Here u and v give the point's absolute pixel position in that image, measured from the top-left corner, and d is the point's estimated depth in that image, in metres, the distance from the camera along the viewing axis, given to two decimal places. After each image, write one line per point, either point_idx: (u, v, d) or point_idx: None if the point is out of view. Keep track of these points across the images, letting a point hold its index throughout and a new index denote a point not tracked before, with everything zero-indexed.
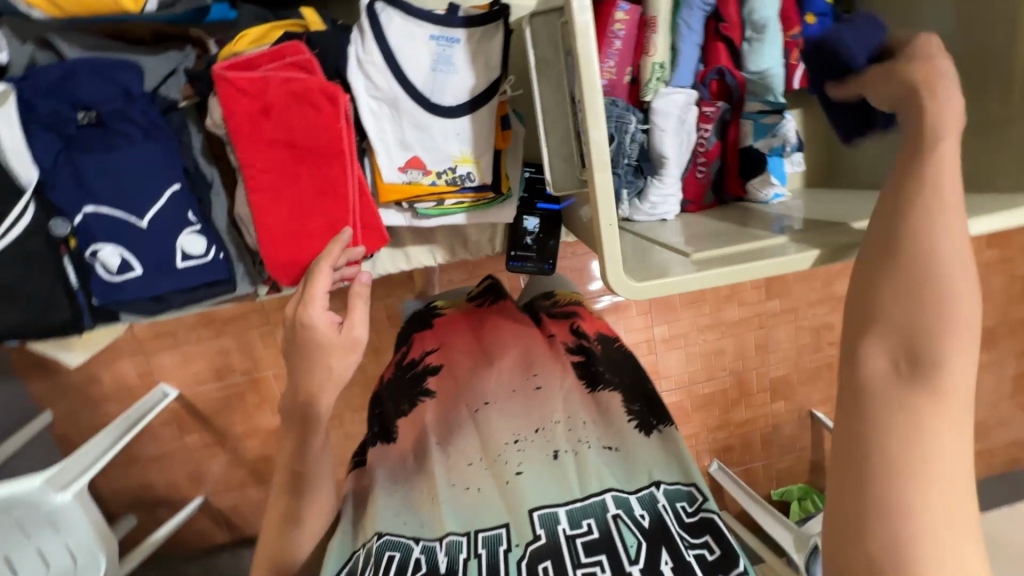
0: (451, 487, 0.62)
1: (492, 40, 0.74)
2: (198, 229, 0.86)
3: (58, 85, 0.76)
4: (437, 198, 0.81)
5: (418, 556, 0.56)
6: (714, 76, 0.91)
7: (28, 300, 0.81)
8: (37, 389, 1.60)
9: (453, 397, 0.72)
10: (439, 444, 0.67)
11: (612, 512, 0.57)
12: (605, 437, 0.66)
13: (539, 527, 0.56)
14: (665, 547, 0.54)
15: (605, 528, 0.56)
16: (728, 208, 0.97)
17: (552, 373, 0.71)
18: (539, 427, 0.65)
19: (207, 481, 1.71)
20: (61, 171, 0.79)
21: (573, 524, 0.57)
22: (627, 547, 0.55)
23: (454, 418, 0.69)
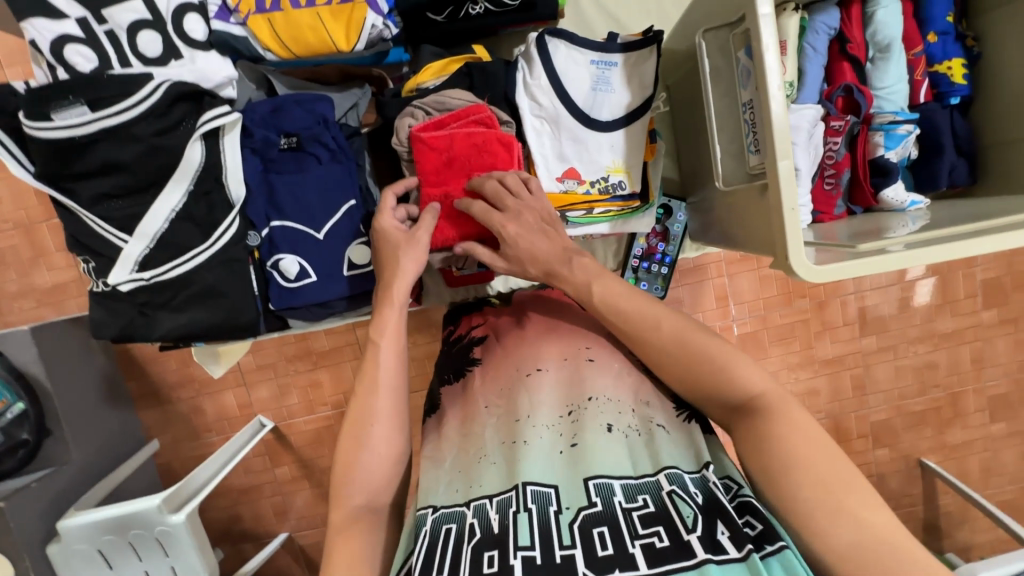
0: (500, 445, 0.68)
1: (647, 62, 0.82)
2: (365, 241, 0.94)
3: (270, 116, 0.88)
4: (588, 207, 0.87)
5: (472, 521, 0.60)
6: (840, 92, 0.96)
7: (226, 299, 0.91)
8: (148, 417, 1.72)
9: (501, 360, 0.79)
10: (489, 409, 0.74)
11: (666, 489, 0.58)
12: (651, 412, 0.68)
13: (596, 495, 0.58)
14: (721, 521, 0.55)
15: (661, 503, 0.57)
16: (859, 218, 0.98)
17: (605, 351, 0.76)
18: (592, 397, 0.69)
19: (291, 516, 1.82)
20: (260, 189, 0.91)
21: (629, 498, 0.58)
22: (683, 517, 0.55)
23: (506, 378, 0.75)
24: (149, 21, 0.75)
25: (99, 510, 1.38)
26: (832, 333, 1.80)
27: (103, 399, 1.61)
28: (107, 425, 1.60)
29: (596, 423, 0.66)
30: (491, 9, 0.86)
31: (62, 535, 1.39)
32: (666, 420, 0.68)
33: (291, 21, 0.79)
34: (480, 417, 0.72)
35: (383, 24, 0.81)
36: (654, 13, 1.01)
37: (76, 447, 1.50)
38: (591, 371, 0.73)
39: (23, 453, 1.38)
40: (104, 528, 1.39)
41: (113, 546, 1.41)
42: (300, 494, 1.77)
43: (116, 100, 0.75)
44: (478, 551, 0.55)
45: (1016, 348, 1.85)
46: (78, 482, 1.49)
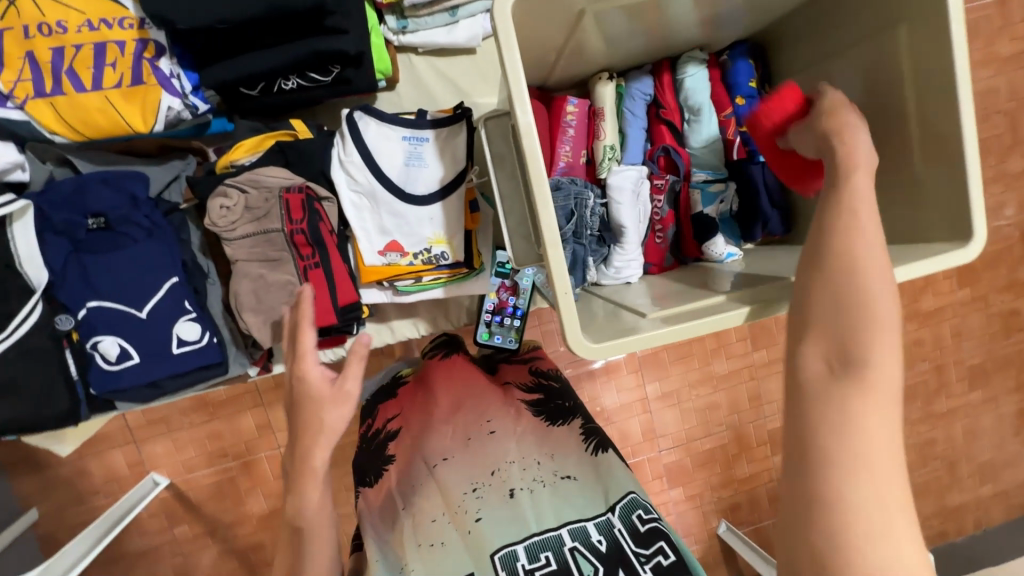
0: (416, 546, 0.67)
1: (457, 137, 0.84)
2: (193, 317, 0.91)
3: (73, 197, 0.84)
4: (415, 276, 0.89)
5: None
6: (661, 152, 1.04)
7: (31, 391, 0.86)
8: (23, 485, 1.59)
9: (412, 454, 0.77)
10: (405, 508, 0.72)
11: (569, 544, 0.65)
12: (555, 465, 0.72)
13: (502, 569, 0.63)
14: (621, 568, 0.63)
15: (563, 560, 0.64)
16: (687, 269, 1.05)
17: (505, 419, 0.77)
18: (494, 469, 0.71)
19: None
20: (69, 271, 0.86)
21: (532, 559, 0.64)
22: (582, 570, 0.63)
23: (413, 474, 0.75)
24: None
25: None
26: (727, 349, 1.88)
27: None
28: None
29: (501, 493, 0.69)
30: (304, 83, 0.86)
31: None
32: (576, 469, 0.72)
33: (75, 104, 0.76)
34: (406, 521, 0.70)
35: (182, 105, 0.80)
36: (489, 74, 1.07)
37: None
38: (494, 445, 0.74)
39: None
40: None
41: None
42: (203, 553, 1.66)
43: None
44: None
45: None
46: None
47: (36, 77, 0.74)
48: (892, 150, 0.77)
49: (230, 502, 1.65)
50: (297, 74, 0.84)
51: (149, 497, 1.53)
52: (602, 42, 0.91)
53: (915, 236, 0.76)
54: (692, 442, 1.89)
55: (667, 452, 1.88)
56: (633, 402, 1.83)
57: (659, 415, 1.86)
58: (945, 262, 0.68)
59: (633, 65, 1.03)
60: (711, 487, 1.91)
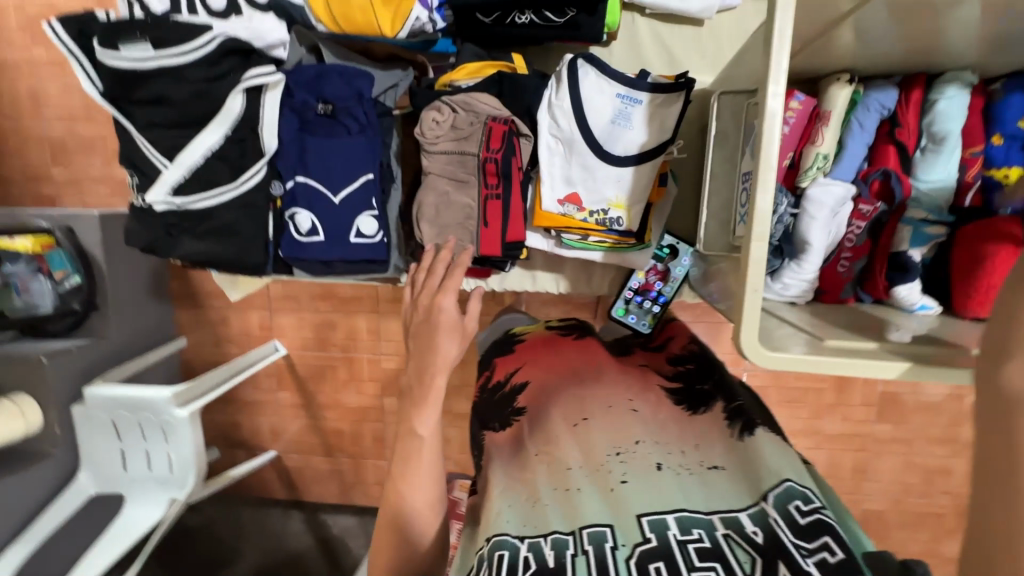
0: (552, 490, 0.62)
1: (672, 106, 0.82)
2: (374, 214, 1.00)
3: (312, 81, 0.94)
4: (583, 233, 0.90)
5: (527, 554, 0.55)
6: (878, 175, 0.92)
7: (238, 237, 1.00)
8: (180, 315, 1.86)
9: (544, 409, 0.75)
10: (537, 455, 0.68)
11: (722, 530, 0.56)
12: (702, 457, 0.65)
13: (650, 531, 0.56)
14: (783, 563, 0.51)
15: (716, 543, 0.54)
16: (865, 308, 0.94)
17: (647, 403, 0.73)
18: (637, 440, 0.66)
19: (283, 437, 1.93)
20: (292, 146, 0.97)
21: (683, 531, 0.56)
22: (740, 562, 0.52)
23: (550, 428, 0.70)
24: None
25: (119, 388, 1.51)
26: (846, 410, 1.69)
27: (147, 289, 1.75)
28: (143, 316, 1.75)
29: (645, 462, 0.64)
30: (536, 21, 0.88)
31: (86, 399, 1.53)
32: (724, 461, 0.64)
33: (346, 2, 0.85)
34: (533, 464, 0.67)
35: (427, 19, 0.87)
36: (707, 50, 1.01)
37: (114, 324, 1.64)
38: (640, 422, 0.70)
39: (72, 318, 1.55)
40: (122, 403, 1.51)
41: (125, 421, 1.53)
42: (294, 420, 1.87)
43: (174, 43, 0.83)
44: None
45: None
46: (107, 356, 1.63)
47: None
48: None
49: (328, 386, 1.84)
50: (532, 10, 0.86)
51: (266, 361, 1.75)
52: (855, 41, 0.84)
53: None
54: None
55: None
56: None
57: None
58: None
59: (878, 72, 0.92)
60: None
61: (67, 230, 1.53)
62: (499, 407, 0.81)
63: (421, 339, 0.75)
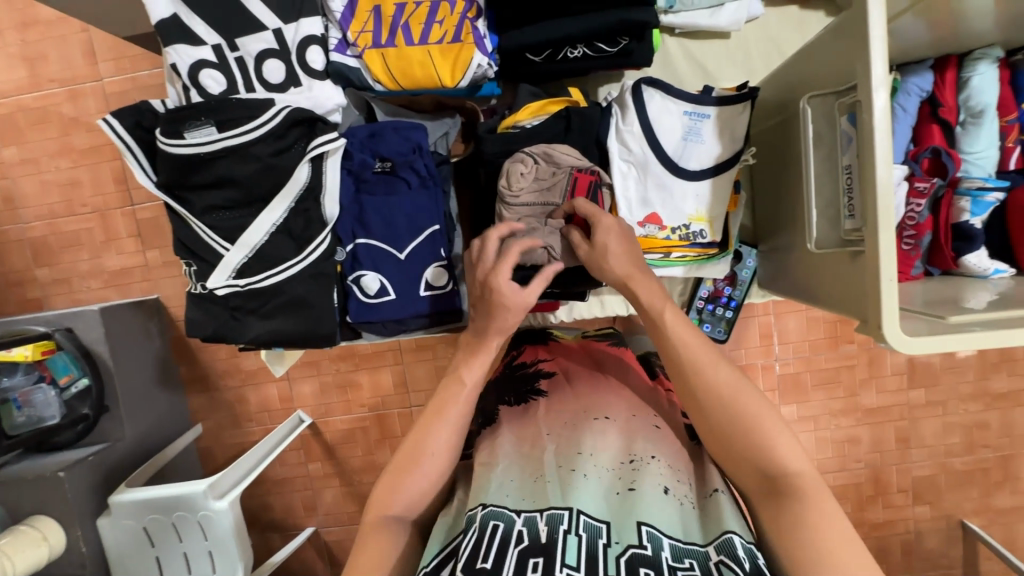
0: (557, 468, 0.70)
1: (740, 116, 0.84)
2: (442, 265, 0.99)
3: (367, 141, 0.93)
4: (666, 250, 0.90)
5: (521, 529, 0.61)
6: (928, 154, 0.95)
7: (311, 310, 0.95)
8: (193, 402, 1.74)
9: (568, 399, 0.83)
10: (550, 437, 0.76)
11: (715, 559, 0.59)
12: (704, 488, 0.71)
13: (646, 540, 0.60)
14: None
15: (707, 570, 0.58)
16: (936, 281, 0.98)
17: (670, 428, 0.79)
18: (653, 456, 0.71)
19: (318, 511, 1.82)
20: (351, 208, 0.96)
21: (676, 557, 0.59)
22: None
23: (571, 415, 0.79)
24: (276, 51, 0.81)
25: (147, 489, 1.39)
26: (880, 382, 1.71)
27: (156, 380, 1.63)
28: (154, 407, 1.62)
29: (655, 482, 0.68)
30: (589, 53, 0.89)
31: (111, 509, 1.40)
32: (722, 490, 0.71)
33: (404, 58, 0.83)
34: (541, 442, 0.75)
35: (488, 64, 0.86)
36: (737, 60, 1.06)
37: (128, 424, 1.52)
38: (657, 439, 0.76)
39: (83, 425, 1.41)
40: (152, 507, 1.39)
41: (158, 525, 1.41)
42: (330, 491, 1.77)
43: (238, 123, 0.80)
44: (523, 557, 0.57)
45: None
46: (126, 459, 1.52)
47: (376, 29, 0.83)
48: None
49: (362, 449, 1.75)
50: (586, 43, 0.87)
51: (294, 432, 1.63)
52: (888, 33, 0.88)
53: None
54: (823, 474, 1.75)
55: None
56: None
57: None
58: None
59: (911, 58, 0.96)
60: None
61: (67, 331, 1.42)
62: (517, 385, 0.89)
63: (481, 307, 0.77)
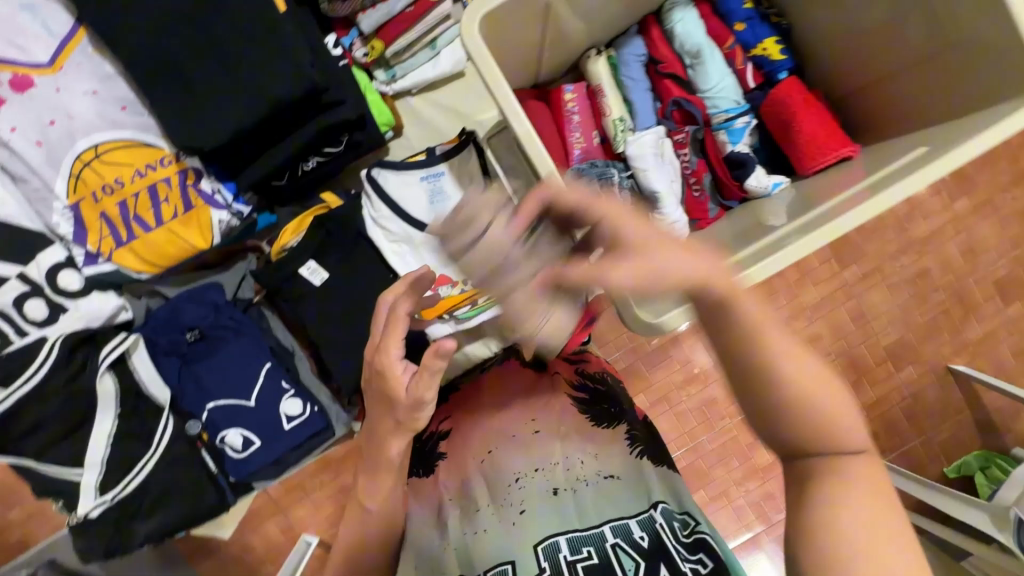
0: (463, 534, 0.73)
1: (470, 161, 0.88)
2: (293, 393, 1.01)
3: (169, 319, 0.95)
4: (469, 302, 0.91)
5: None
6: (673, 107, 1.00)
7: (184, 492, 0.98)
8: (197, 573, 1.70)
9: (462, 450, 0.82)
10: (454, 500, 0.78)
11: (610, 541, 0.67)
12: (600, 466, 0.75)
13: (545, 560, 0.66)
14: (663, 564, 0.64)
15: (603, 554, 0.66)
16: (736, 213, 0.99)
17: (549, 416, 0.81)
18: (539, 466, 0.76)
19: None
20: (185, 382, 0.98)
21: (573, 551, 0.66)
22: (623, 568, 0.64)
23: (464, 468, 0.79)
24: (30, 292, 0.84)
25: None
26: (813, 275, 1.58)
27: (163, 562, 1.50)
28: None
29: (544, 489, 0.73)
30: (322, 159, 0.92)
31: None
32: (620, 470, 0.74)
33: (151, 243, 0.87)
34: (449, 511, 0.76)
35: (230, 216, 0.91)
36: (480, 90, 1.09)
37: None
38: (539, 443, 0.79)
39: None
40: None
41: None
42: None
43: (21, 371, 0.83)
44: None
45: (1003, 227, 1.59)
46: None
47: (112, 230, 0.86)
48: (929, 13, 0.72)
49: None
50: (314, 153, 0.91)
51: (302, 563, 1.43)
52: (579, 20, 0.89)
53: (984, 99, 0.70)
54: None
55: None
56: None
57: None
58: (1008, 126, 0.65)
59: (617, 31, 1.00)
60: None
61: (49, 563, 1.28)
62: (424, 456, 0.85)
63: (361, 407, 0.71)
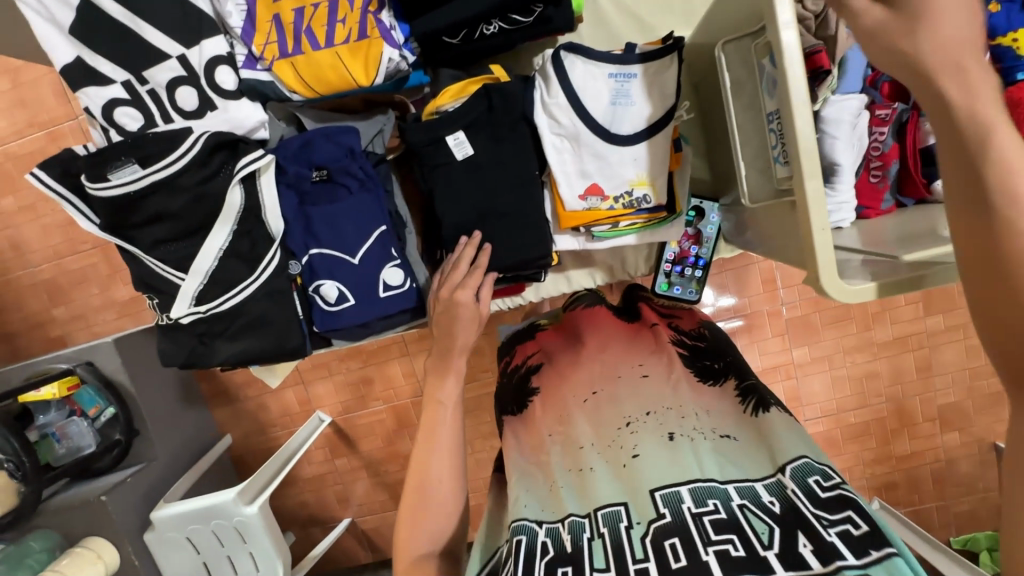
0: (567, 472, 0.65)
1: (668, 71, 0.80)
2: (397, 263, 0.97)
3: (300, 152, 0.91)
4: (613, 221, 0.87)
5: (544, 540, 0.58)
6: (885, 78, 0.91)
7: (271, 328, 0.96)
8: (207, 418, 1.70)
9: (563, 389, 0.76)
10: (552, 437, 0.71)
11: (737, 500, 0.55)
12: (715, 425, 0.64)
13: (663, 506, 0.55)
14: (802, 531, 0.50)
15: (732, 512, 0.53)
16: (912, 211, 0.90)
17: (659, 363, 0.73)
18: (650, 410, 0.66)
19: (353, 501, 1.70)
20: (297, 220, 0.94)
21: (697, 503, 0.55)
22: (757, 532, 0.51)
23: (565, 404, 0.72)
24: (185, 78, 0.83)
25: (183, 500, 1.31)
26: (893, 313, 1.37)
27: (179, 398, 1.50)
28: (179, 425, 1.49)
29: (657, 433, 0.63)
30: (505, 27, 0.84)
31: (155, 525, 1.32)
32: (738, 432, 0.63)
33: (314, 62, 0.82)
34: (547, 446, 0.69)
35: (400, 56, 0.82)
36: (676, 7, 0.99)
37: (159, 443, 1.41)
38: (648, 388, 0.70)
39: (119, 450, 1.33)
40: (189, 517, 1.31)
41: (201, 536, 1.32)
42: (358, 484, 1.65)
43: (163, 155, 0.82)
44: (552, 566, 0.54)
45: None
46: (163, 477, 1.41)
47: (280, 38, 0.82)
48: None
49: (381, 440, 1.62)
50: (500, 17, 0.82)
51: (313, 437, 1.45)
52: None
53: None
54: (840, 414, 1.45)
55: (813, 421, 1.46)
56: (780, 366, 1.42)
57: (804, 381, 1.43)
58: None
59: None
60: (864, 460, 1.47)
61: (88, 365, 1.30)
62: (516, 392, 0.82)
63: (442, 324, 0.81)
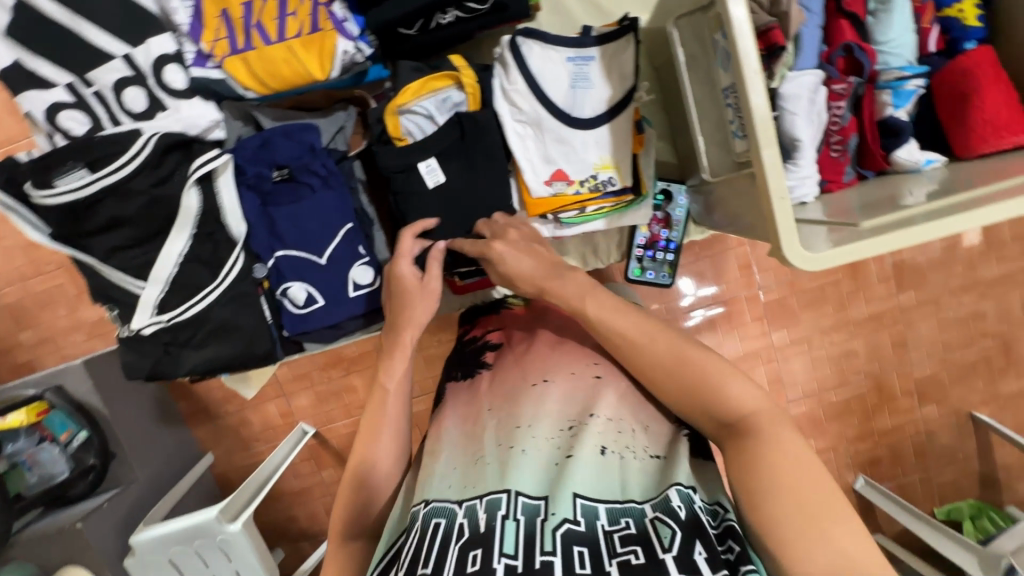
0: (496, 446, 0.58)
1: (624, 53, 0.81)
2: (366, 261, 0.95)
3: (259, 151, 0.89)
4: (580, 206, 0.87)
5: (462, 522, 0.52)
6: (840, 53, 0.89)
7: (241, 333, 0.94)
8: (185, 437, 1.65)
9: (517, 365, 0.66)
10: (491, 411, 0.63)
11: (651, 515, 0.50)
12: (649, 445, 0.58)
13: (581, 514, 0.50)
14: (698, 541, 0.47)
15: (642, 528, 0.49)
16: (873, 183, 0.92)
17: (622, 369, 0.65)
18: (593, 412, 0.58)
19: None
20: (261, 222, 0.92)
21: (611, 521, 0.50)
22: (660, 538, 0.48)
23: (510, 385, 0.64)
24: (132, 78, 0.81)
25: (163, 524, 1.26)
26: (867, 292, 1.36)
27: (156, 417, 1.44)
28: (160, 445, 1.44)
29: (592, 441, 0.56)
30: (461, 16, 0.83)
31: (134, 551, 1.26)
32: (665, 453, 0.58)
33: (267, 57, 0.80)
34: (483, 420, 0.62)
35: (354, 48, 0.81)
36: None
37: (139, 464, 1.35)
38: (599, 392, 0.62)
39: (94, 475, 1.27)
40: (172, 540, 1.25)
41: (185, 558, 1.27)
42: None
43: (110, 159, 0.79)
44: (462, 551, 0.48)
45: None
46: (141, 501, 1.36)
47: (229, 34, 0.81)
48: None
49: None
50: (456, 6, 0.81)
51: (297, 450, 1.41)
52: None
53: None
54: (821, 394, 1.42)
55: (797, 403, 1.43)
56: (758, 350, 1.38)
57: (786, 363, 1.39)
58: None
59: None
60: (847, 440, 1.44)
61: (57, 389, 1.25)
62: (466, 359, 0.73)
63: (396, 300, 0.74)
